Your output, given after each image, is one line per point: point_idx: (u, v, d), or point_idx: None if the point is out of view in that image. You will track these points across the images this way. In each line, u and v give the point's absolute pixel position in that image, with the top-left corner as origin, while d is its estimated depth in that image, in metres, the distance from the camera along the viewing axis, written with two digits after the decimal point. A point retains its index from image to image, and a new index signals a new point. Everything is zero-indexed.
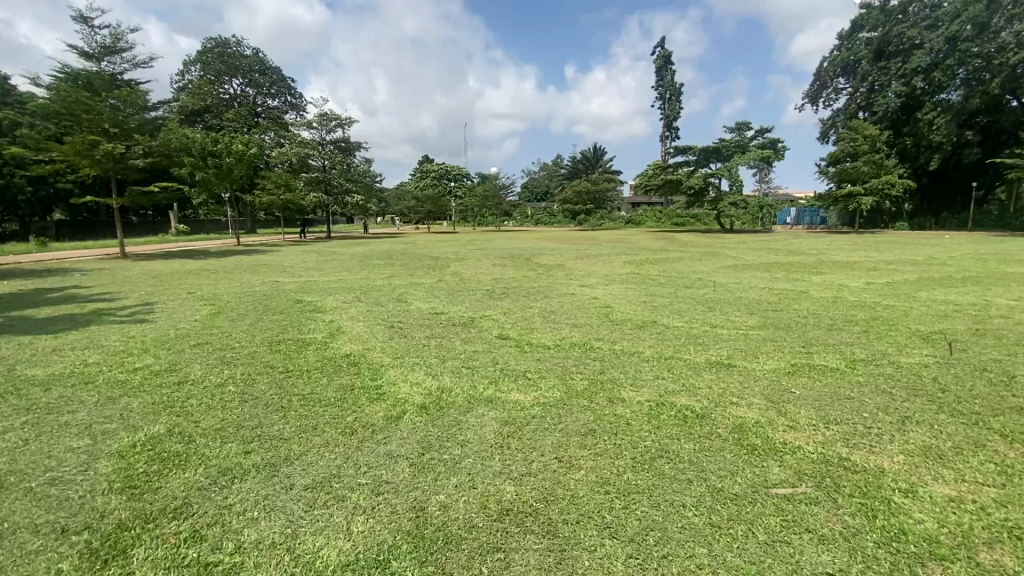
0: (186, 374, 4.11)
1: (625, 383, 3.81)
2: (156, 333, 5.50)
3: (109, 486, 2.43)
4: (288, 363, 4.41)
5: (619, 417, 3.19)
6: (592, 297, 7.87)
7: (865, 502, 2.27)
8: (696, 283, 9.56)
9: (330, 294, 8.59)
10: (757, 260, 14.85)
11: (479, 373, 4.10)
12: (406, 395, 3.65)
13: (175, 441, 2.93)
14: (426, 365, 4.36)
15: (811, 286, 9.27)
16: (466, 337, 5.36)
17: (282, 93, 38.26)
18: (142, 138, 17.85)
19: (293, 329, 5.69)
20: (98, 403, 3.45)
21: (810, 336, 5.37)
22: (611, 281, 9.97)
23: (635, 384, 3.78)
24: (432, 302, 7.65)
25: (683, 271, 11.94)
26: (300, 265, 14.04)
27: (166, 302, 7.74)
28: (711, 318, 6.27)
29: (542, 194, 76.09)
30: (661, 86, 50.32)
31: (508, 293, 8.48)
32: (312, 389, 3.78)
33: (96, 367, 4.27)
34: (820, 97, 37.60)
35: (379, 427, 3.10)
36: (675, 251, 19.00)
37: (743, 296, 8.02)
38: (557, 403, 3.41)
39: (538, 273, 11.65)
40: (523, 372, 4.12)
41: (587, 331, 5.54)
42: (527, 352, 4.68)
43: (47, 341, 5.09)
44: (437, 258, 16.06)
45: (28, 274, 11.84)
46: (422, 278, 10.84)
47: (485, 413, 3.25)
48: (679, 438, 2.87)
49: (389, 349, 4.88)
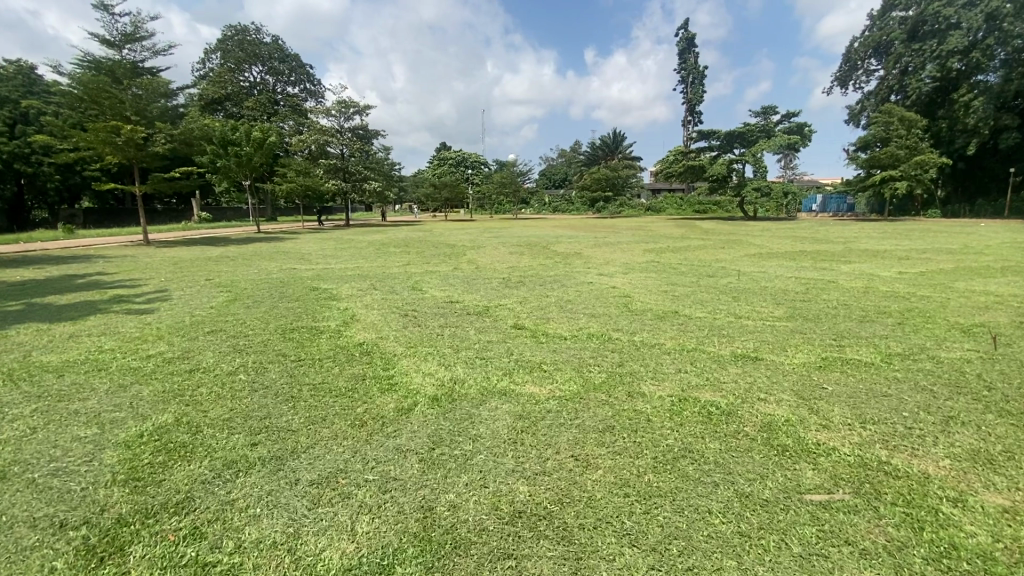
0: (199, 361, 4.09)
1: (646, 376, 3.64)
2: (171, 320, 5.51)
3: (112, 477, 2.40)
4: (300, 352, 4.34)
5: (640, 412, 3.04)
6: (611, 286, 7.68)
7: (910, 511, 2.08)
8: (719, 272, 9.28)
9: (346, 282, 8.56)
10: (782, 248, 14.42)
11: (493, 363, 3.97)
12: (418, 386, 3.54)
13: (181, 431, 2.89)
14: (439, 355, 4.25)
15: (840, 276, 8.90)
16: (480, 326, 5.24)
17: (301, 80, 38.36)
18: (163, 126, 18.06)
19: (308, 317, 5.64)
20: (109, 391, 3.45)
21: (841, 328, 5.11)
22: (630, 270, 9.75)
23: (656, 378, 3.62)
24: (447, 291, 7.55)
25: (704, 259, 11.62)
26: (318, 253, 14.10)
27: (184, 288, 7.81)
28: (735, 308, 6.04)
29: (561, 181, 75.40)
30: (683, 70, 49.06)
31: (525, 282, 8.34)
32: (323, 378, 3.70)
33: (111, 354, 4.29)
34: (850, 79, 36.18)
35: (389, 420, 3.00)
36: (696, 238, 18.57)
37: (769, 286, 7.73)
38: (574, 397, 3.26)
39: (556, 261, 11.48)
40: (540, 363, 3.98)
41: (606, 321, 5.37)
42: (543, 343, 4.54)
43: (65, 327, 5.16)
44: (453, 246, 15.97)
45: (55, 260, 12.12)
46: (438, 266, 10.75)
47: (500, 407, 3.12)
48: (703, 437, 2.71)
49: (403, 339, 4.78)
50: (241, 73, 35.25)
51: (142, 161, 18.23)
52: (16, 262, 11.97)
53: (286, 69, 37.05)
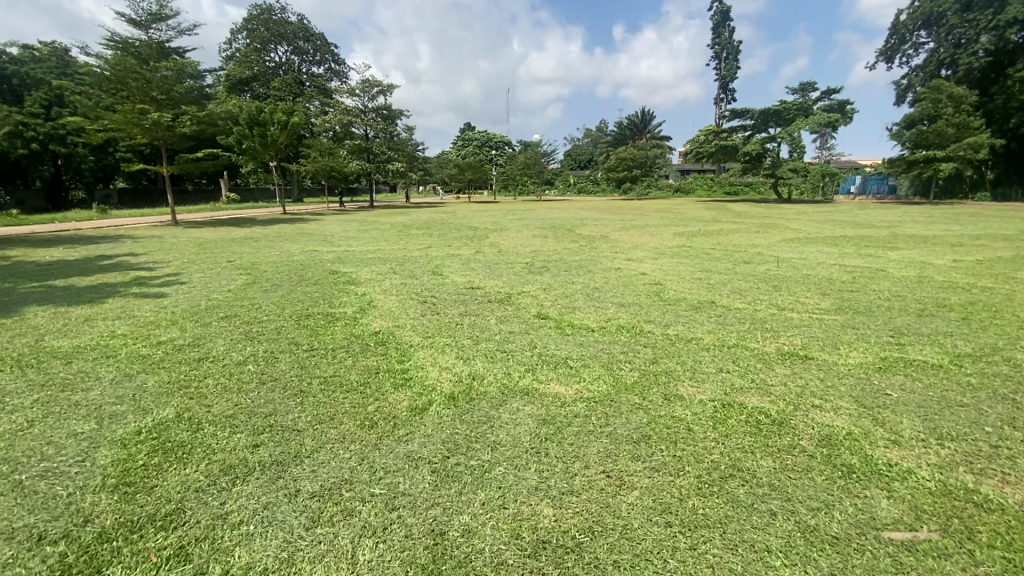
0: (209, 349, 3.93)
1: (683, 377, 3.31)
2: (187, 304, 5.41)
3: (103, 480, 2.23)
4: (313, 341, 4.13)
5: (681, 419, 2.72)
6: (640, 273, 7.29)
7: (1013, 558, 1.72)
8: (756, 258, 8.75)
9: (366, 265, 8.38)
10: (822, 233, 13.64)
11: (517, 357, 3.69)
12: (435, 382, 3.28)
13: (181, 428, 2.70)
14: (458, 348, 3.97)
15: (890, 263, 8.28)
16: (502, 315, 4.97)
17: (326, 60, 38.17)
18: (188, 107, 18.17)
19: (324, 303, 5.45)
20: (114, 381, 3.31)
21: (897, 323, 4.64)
22: (660, 255, 9.29)
23: (694, 379, 3.28)
24: (469, 276, 7.27)
25: (739, 244, 11.04)
26: (340, 234, 14.00)
27: (204, 270, 7.75)
28: (777, 299, 5.59)
29: (586, 161, 73.90)
30: (717, 44, 47.03)
31: (549, 267, 8.01)
32: (336, 371, 3.48)
33: (121, 340, 4.17)
34: (897, 52, 34.03)
35: (402, 421, 2.74)
36: (728, 221, 17.83)
37: (811, 274, 7.22)
38: (605, 399, 2.95)
39: (581, 245, 11.11)
40: (566, 358, 3.69)
41: (636, 311, 5.01)
42: (569, 335, 4.23)
43: (81, 310, 5.10)
44: (476, 228, 15.71)
45: (87, 240, 12.39)
46: (461, 250, 10.49)
47: (522, 408, 2.84)
48: (754, 453, 2.38)
49: (421, 328, 4.53)
50: (266, 53, 35.25)
51: (168, 141, 18.39)
52: (49, 241, 12.26)
53: (311, 49, 36.87)
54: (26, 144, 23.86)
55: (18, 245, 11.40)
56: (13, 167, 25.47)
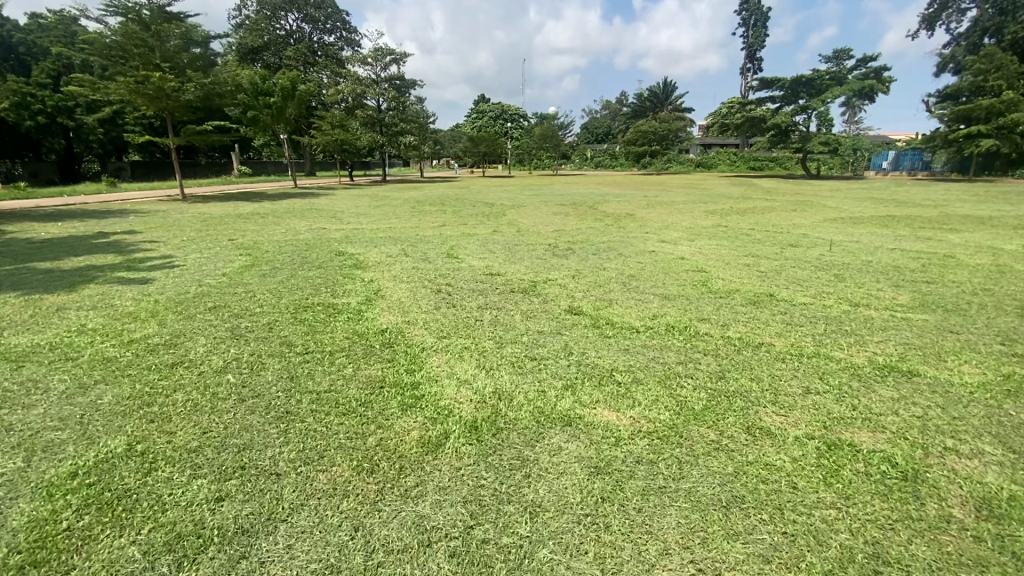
0: (186, 352, 3.33)
1: (764, 403, 2.63)
2: (173, 291, 4.83)
3: (6, 558, 1.65)
4: (308, 340, 3.53)
5: (778, 469, 2.06)
6: (677, 258, 6.57)
7: None
8: (804, 241, 7.92)
9: (375, 245, 7.74)
10: (866, 212, 12.63)
11: (552, 368, 3.03)
12: (452, 402, 2.65)
13: (128, 470, 2.10)
14: (479, 352, 3.33)
15: (955, 248, 7.42)
16: (528, 309, 4.30)
17: (338, 28, 36.92)
18: (193, 74, 17.39)
19: (325, 291, 4.82)
20: (63, 396, 2.72)
21: (1003, 325, 3.87)
22: (695, 236, 8.54)
23: (779, 406, 2.60)
24: (487, 259, 6.59)
25: (778, 223, 10.20)
26: (350, 210, 13.37)
27: (200, 250, 7.20)
28: (846, 292, 4.81)
29: (603, 135, 72.01)
30: (746, 10, 44.61)
31: (574, 249, 7.33)
32: (333, 384, 2.86)
33: (88, 338, 3.59)
34: (941, 18, 31.78)
35: (410, 464, 2.11)
36: (760, 199, 16.82)
37: (874, 261, 6.39)
38: (671, 435, 2.30)
39: (606, 223, 10.39)
40: (610, 369, 3.03)
41: (684, 306, 4.33)
42: (610, 339, 3.54)
43: (56, 298, 4.56)
44: (492, 205, 14.92)
45: (87, 215, 11.90)
46: (477, 228, 9.81)
47: (565, 447, 2.20)
48: (896, 532, 1.71)
49: (435, 325, 3.88)
50: (277, 21, 34.14)
51: (174, 112, 17.71)
52: (51, 216, 11.85)
53: (322, 16, 35.54)
54: (34, 116, 23.38)
55: (16, 220, 10.95)
56: (24, 140, 25.12)
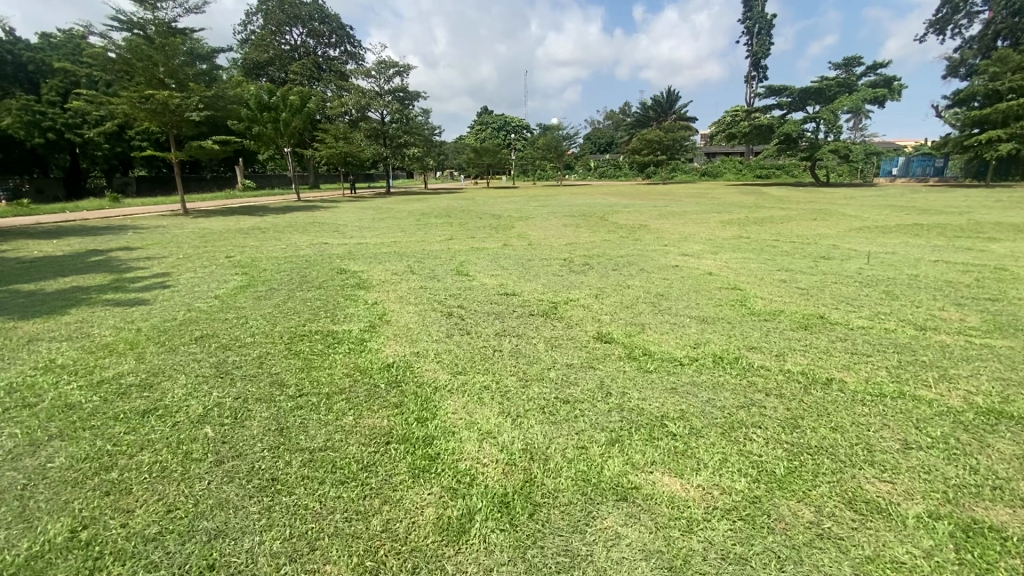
0: (160, 397, 2.84)
1: (865, 468, 2.12)
2: (159, 318, 4.37)
3: None
4: (303, 379, 3.05)
5: (913, 571, 1.58)
6: (705, 273, 6.09)
7: None
8: (837, 253, 7.43)
9: (380, 262, 7.32)
10: (891, 220, 12.12)
11: (590, 415, 2.54)
12: (474, 465, 2.17)
13: (66, 572, 1.62)
14: (502, 394, 2.83)
15: (1002, 259, 6.91)
16: (552, 336, 3.82)
17: (342, 42, 36.97)
18: (196, 88, 17.12)
19: (324, 317, 4.37)
20: (6, 459, 2.23)
21: None
22: (718, 248, 8.06)
23: (884, 473, 2.08)
24: (499, 277, 6.15)
25: (803, 233, 9.71)
26: (354, 224, 13.01)
27: (195, 269, 6.78)
28: (906, 313, 4.31)
29: (606, 145, 72.19)
30: (750, 19, 44.46)
31: (591, 264, 6.88)
32: (329, 440, 2.38)
33: (52, 377, 3.10)
34: (949, 24, 31.42)
35: (428, 563, 1.63)
36: (775, 207, 16.36)
37: (922, 276, 5.88)
38: (757, 516, 1.82)
39: (621, 235, 9.96)
40: (660, 416, 2.54)
41: (727, 331, 3.84)
42: (652, 375, 3.04)
43: (30, 327, 4.11)
44: (500, 217, 14.55)
45: (85, 231, 11.59)
46: (486, 242, 9.37)
47: (624, 537, 1.71)
48: None
49: (448, 358, 3.41)
50: (282, 35, 34.16)
51: (179, 127, 17.43)
52: (51, 233, 11.54)
53: (326, 31, 35.57)
54: (43, 133, 23.34)
55: (14, 237, 10.64)
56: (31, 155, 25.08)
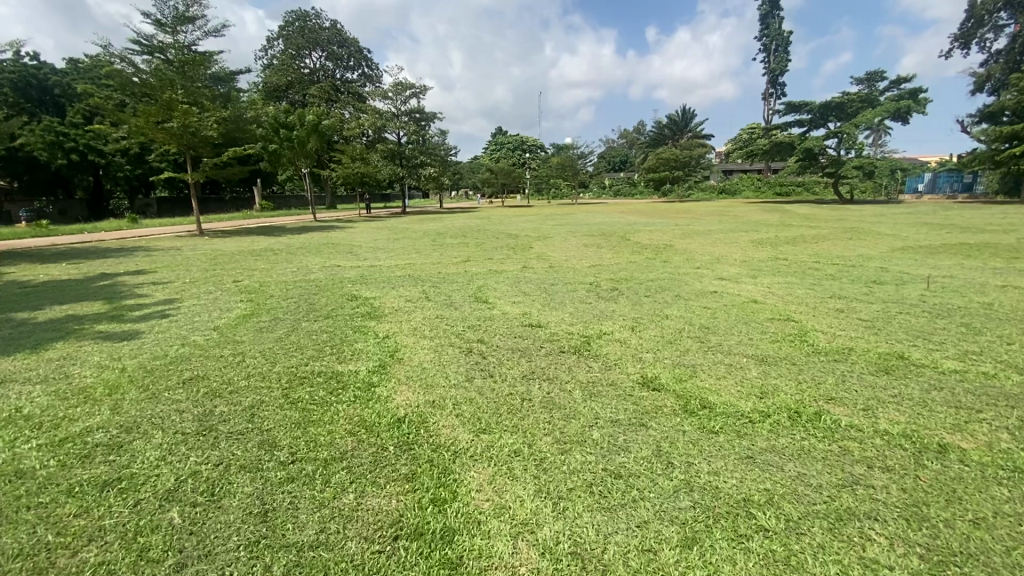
0: (129, 461, 2.37)
1: None
2: (149, 354, 3.95)
3: None
4: (299, 440, 2.55)
5: None
6: (750, 300, 5.53)
7: None
8: (888, 277, 6.78)
9: (393, 287, 6.89)
10: (932, 239, 11.39)
11: (653, 500, 1.99)
12: None
13: None
14: (537, 463, 2.30)
15: None
16: (589, 381, 3.28)
17: (360, 65, 37.49)
18: (212, 108, 17.15)
19: (330, 354, 3.90)
20: None
21: None
22: (757, 271, 7.46)
23: None
24: (522, 304, 5.65)
25: (843, 254, 9.06)
26: (368, 245, 12.69)
27: (198, 295, 6.41)
28: (1003, 353, 3.68)
29: (621, 163, 71.99)
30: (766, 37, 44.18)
31: (621, 289, 6.37)
32: (323, 532, 1.87)
33: (11, 432, 2.66)
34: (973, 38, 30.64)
35: None
36: (803, 226, 15.67)
37: (996, 304, 5.22)
38: None
39: (647, 257, 9.41)
40: (744, 501, 1.99)
41: (796, 376, 3.26)
42: (720, 437, 2.48)
43: (7, 365, 3.71)
44: (517, 236, 14.11)
45: (95, 253, 11.37)
46: (504, 264, 8.91)
47: None
48: None
49: (469, 410, 2.89)
50: (301, 59, 34.71)
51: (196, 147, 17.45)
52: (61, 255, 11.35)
53: (344, 54, 36.12)
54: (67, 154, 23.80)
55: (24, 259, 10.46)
56: (55, 177, 25.53)
